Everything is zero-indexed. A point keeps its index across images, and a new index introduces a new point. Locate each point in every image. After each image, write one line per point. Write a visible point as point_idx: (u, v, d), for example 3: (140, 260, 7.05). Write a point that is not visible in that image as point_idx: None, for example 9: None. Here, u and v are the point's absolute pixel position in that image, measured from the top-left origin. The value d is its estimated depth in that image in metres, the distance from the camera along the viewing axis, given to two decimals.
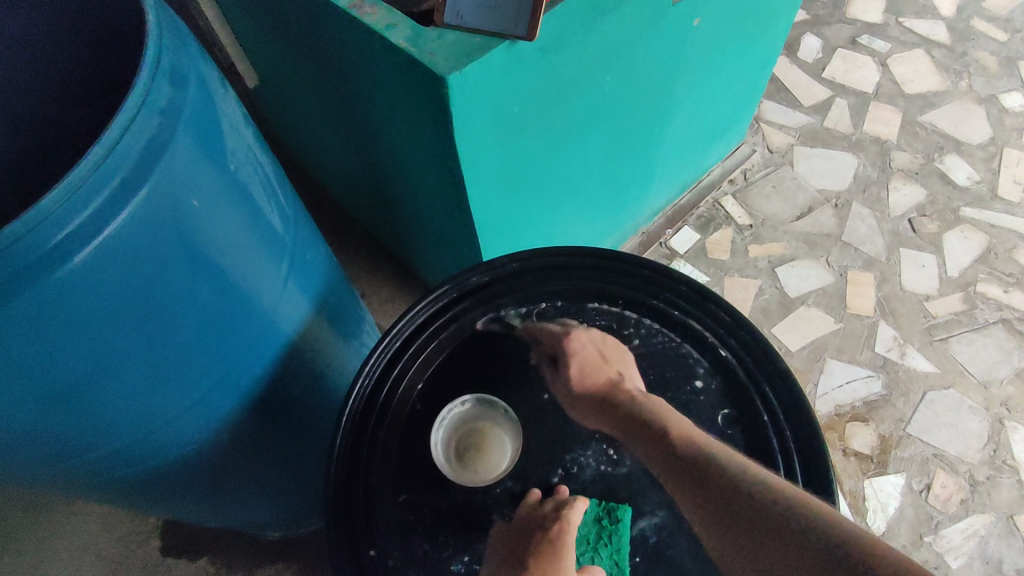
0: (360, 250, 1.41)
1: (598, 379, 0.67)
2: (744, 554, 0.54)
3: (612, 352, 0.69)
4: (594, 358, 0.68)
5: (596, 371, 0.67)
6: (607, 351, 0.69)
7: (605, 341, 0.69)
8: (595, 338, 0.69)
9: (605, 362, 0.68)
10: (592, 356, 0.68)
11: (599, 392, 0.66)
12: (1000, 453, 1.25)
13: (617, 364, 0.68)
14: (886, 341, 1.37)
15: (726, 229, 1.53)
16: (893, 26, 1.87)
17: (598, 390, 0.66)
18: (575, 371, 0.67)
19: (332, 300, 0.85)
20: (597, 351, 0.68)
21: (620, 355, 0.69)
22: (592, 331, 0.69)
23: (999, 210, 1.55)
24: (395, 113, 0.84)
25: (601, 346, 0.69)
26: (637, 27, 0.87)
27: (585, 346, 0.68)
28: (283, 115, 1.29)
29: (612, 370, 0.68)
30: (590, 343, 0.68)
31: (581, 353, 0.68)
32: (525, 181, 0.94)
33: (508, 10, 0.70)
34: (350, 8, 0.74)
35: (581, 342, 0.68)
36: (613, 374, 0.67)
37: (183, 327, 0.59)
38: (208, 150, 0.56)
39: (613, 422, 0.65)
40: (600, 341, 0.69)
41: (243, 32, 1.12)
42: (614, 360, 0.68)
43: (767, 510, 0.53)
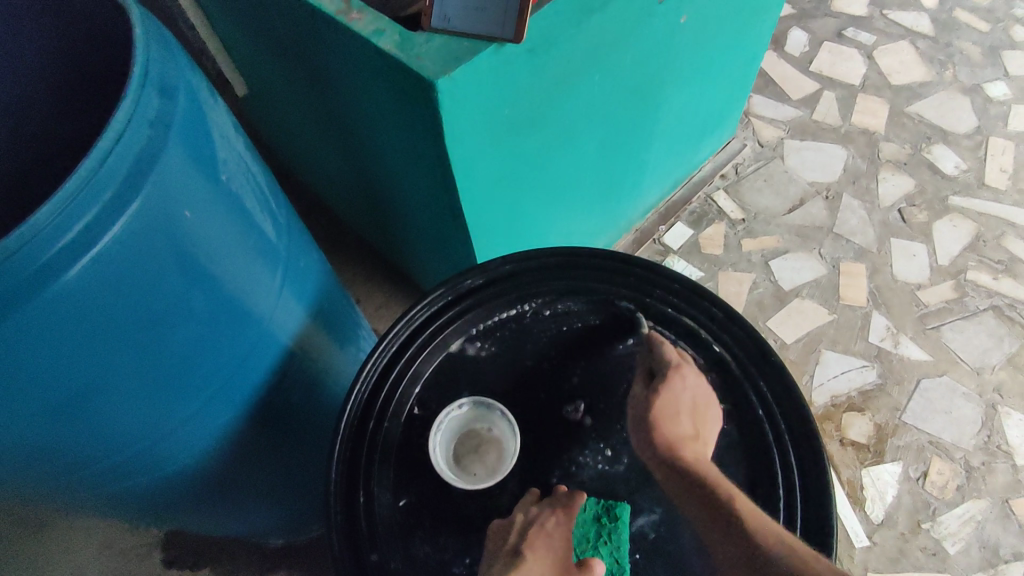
0: (354, 255, 1.41)
1: (675, 426, 0.63)
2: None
3: (702, 412, 0.64)
4: (686, 405, 0.64)
5: (676, 417, 0.63)
6: (699, 406, 0.65)
7: (702, 394, 0.65)
8: (695, 389, 0.65)
9: (693, 414, 0.64)
10: (684, 404, 0.64)
11: (677, 430, 0.63)
12: (994, 438, 1.26)
13: (698, 425, 0.64)
14: (880, 331, 1.38)
15: (718, 224, 1.54)
16: (877, 18, 1.89)
17: (671, 433, 0.62)
18: (665, 401, 0.64)
19: (327, 306, 0.85)
20: (692, 397, 0.65)
21: (702, 419, 0.64)
22: (699, 380, 0.66)
23: (987, 198, 1.56)
24: (385, 117, 0.84)
25: (695, 398, 0.65)
26: (623, 27, 0.87)
27: (685, 391, 0.64)
28: (273, 122, 1.29)
29: (692, 426, 0.63)
30: (690, 390, 0.65)
31: (683, 394, 0.64)
32: (517, 183, 0.95)
33: (494, 13, 0.70)
34: (338, 14, 0.74)
35: (684, 383, 0.64)
36: (691, 428, 0.63)
37: (180, 338, 0.59)
38: (199, 161, 0.56)
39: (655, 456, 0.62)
40: (699, 394, 0.65)
41: (231, 40, 1.12)
42: (699, 419, 0.64)
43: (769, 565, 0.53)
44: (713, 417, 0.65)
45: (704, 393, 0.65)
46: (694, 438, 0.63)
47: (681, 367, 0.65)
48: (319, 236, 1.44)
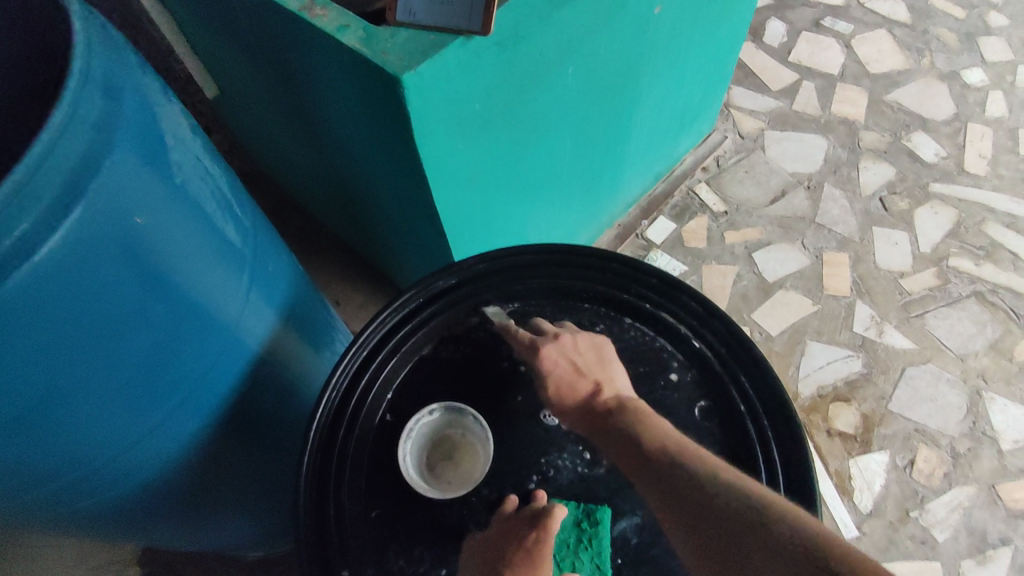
0: (332, 258, 1.38)
1: (577, 398, 0.65)
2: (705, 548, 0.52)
3: (587, 359, 0.66)
4: (569, 373, 0.65)
5: (570, 385, 0.65)
6: (582, 364, 0.66)
7: (578, 350, 0.66)
8: (567, 351, 0.66)
9: (580, 374, 0.65)
10: (566, 371, 0.65)
11: (575, 402, 0.65)
12: (979, 424, 1.26)
13: (594, 373, 0.65)
14: (864, 320, 1.38)
15: (701, 217, 1.52)
16: (854, 7, 1.89)
17: (574, 406, 0.65)
18: (552, 389, 0.65)
19: (299, 311, 0.83)
20: (570, 362, 0.66)
21: (600, 362, 0.66)
22: (562, 338, 0.67)
23: (966, 184, 1.56)
24: (353, 114, 0.81)
25: (575, 358, 0.66)
26: (596, 18, 0.86)
27: (557, 362, 0.66)
28: (244, 124, 1.26)
29: (586, 380, 0.65)
30: (561, 356, 0.66)
31: (555, 369, 0.66)
32: (492, 180, 0.93)
33: (461, 5, 0.68)
34: (299, 11, 0.72)
35: (551, 360, 0.66)
36: (588, 385, 0.65)
37: (137, 349, 0.56)
38: (150, 163, 0.54)
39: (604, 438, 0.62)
40: (574, 346, 0.66)
41: (196, 40, 1.09)
42: (591, 369, 0.65)
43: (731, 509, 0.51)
44: (601, 352, 0.67)
45: (580, 340, 0.67)
46: (597, 392, 0.64)
47: (538, 346, 0.66)
48: (296, 240, 1.41)
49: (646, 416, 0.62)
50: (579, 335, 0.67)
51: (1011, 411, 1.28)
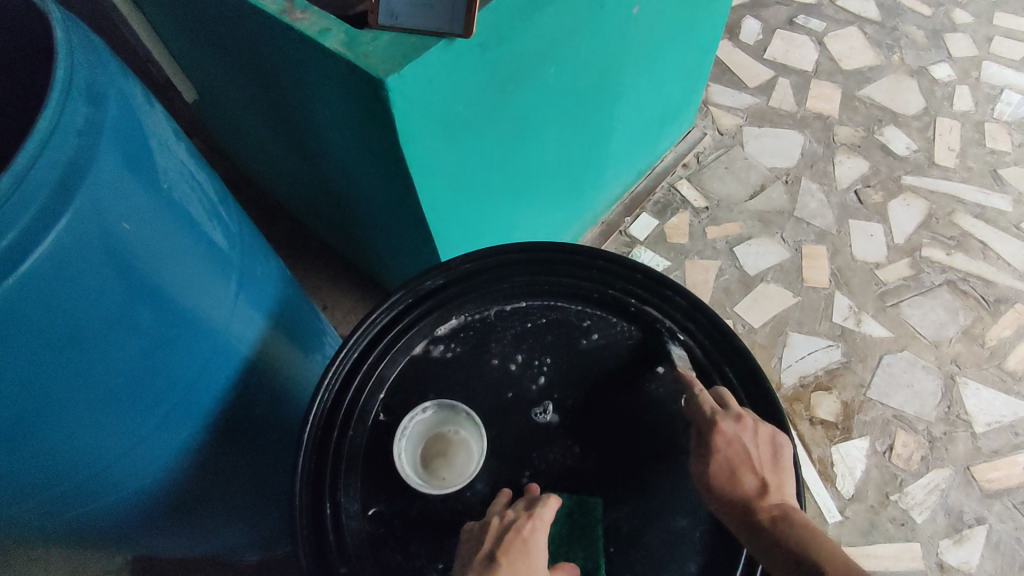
0: (318, 262, 1.38)
1: (741, 491, 0.60)
2: None
3: (766, 456, 0.61)
4: (739, 462, 0.61)
5: (736, 476, 0.60)
6: (756, 458, 0.60)
7: (759, 444, 0.61)
8: (745, 440, 0.61)
9: (751, 468, 0.60)
10: (738, 459, 0.61)
11: (737, 493, 0.60)
12: (953, 409, 1.30)
13: (763, 472, 0.60)
14: (842, 311, 1.41)
15: (682, 213, 1.55)
16: (826, 5, 1.93)
17: (738, 496, 0.60)
18: (720, 471, 0.61)
19: (288, 315, 0.83)
20: (745, 448, 0.61)
21: (773, 461, 0.61)
22: (744, 425, 0.62)
23: (936, 176, 1.61)
24: (337, 118, 0.82)
25: (751, 450, 0.61)
26: (574, 19, 0.87)
27: (732, 447, 0.61)
28: (226, 129, 1.26)
29: (755, 476, 0.60)
30: (737, 442, 0.61)
31: (728, 451, 0.61)
32: (477, 179, 0.94)
33: (442, 8, 0.69)
34: (281, 14, 0.72)
35: (727, 443, 0.61)
36: (756, 481, 0.60)
37: (128, 356, 0.56)
38: (136, 170, 0.54)
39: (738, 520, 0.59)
40: (755, 441, 0.61)
41: (175, 46, 1.08)
42: (763, 467, 0.60)
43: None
44: (782, 454, 0.61)
45: (760, 433, 0.62)
46: (765, 490, 0.59)
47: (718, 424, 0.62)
48: (281, 243, 1.41)
49: (819, 532, 0.56)
50: (762, 430, 0.62)
51: (983, 395, 1.32)
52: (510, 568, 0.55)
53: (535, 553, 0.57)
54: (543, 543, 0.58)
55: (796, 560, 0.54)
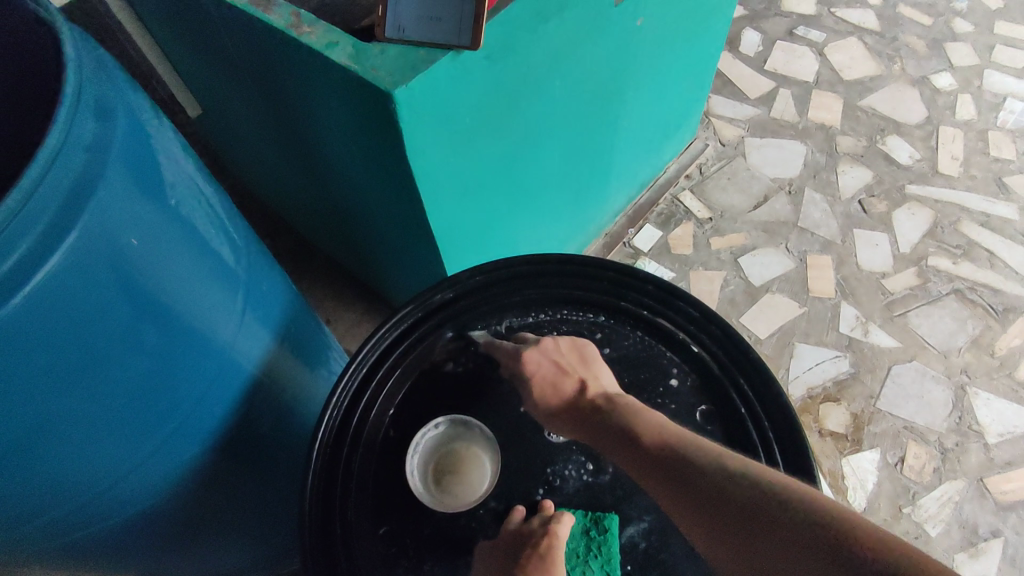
0: (322, 277, 1.38)
1: (562, 397, 0.65)
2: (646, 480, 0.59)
3: (572, 357, 0.67)
4: (552, 374, 0.66)
5: (555, 386, 0.66)
6: (563, 361, 0.67)
7: (560, 349, 0.67)
8: (549, 351, 0.67)
9: (564, 374, 0.66)
10: (551, 371, 0.66)
11: (561, 403, 0.65)
12: (965, 419, 1.29)
13: (577, 371, 0.66)
14: (850, 321, 1.40)
15: (686, 224, 1.55)
16: (826, 17, 1.95)
17: (562, 405, 0.65)
18: (539, 390, 0.66)
19: (295, 330, 0.82)
20: (554, 360, 0.67)
21: (581, 361, 0.67)
22: (555, 340, 0.68)
23: (941, 185, 1.61)
24: (344, 131, 0.81)
25: (556, 356, 0.67)
26: (580, 32, 0.87)
27: (541, 363, 0.66)
28: (229, 143, 1.26)
29: (571, 378, 0.66)
30: (544, 357, 0.67)
31: (539, 369, 0.66)
32: (483, 192, 0.93)
33: (450, 21, 0.69)
34: (288, 28, 0.72)
35: (535, 362, 0.66)
36: (573, 384, 0.66)
37: (134, 373, 0.55)
38: (144, 185, 0.53)
39: (575, 427, 0.64)
40: (555, 349, 0.67)
41: (180, 62, 1.09)
42: (574, 368, 0.66)
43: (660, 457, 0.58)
44: (585, 351, 0.68)
45: (560, 342, 0.68)
46: (584, 389, 0.65)
47: (522, 350, 0.67)
48: (285, 257, 1.41)
49: (642, 414, 0.62)
50: (563, 338, 0.68)
51: (994, 405, 1.30)
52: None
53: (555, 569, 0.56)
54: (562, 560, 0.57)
55: (626, 442, 0.61)
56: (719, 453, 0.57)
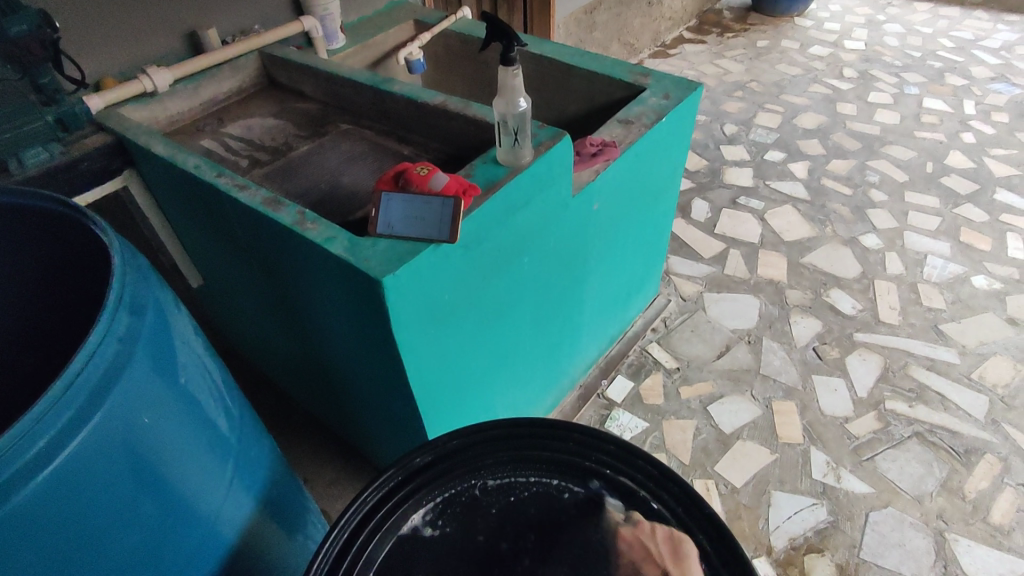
0: (303, 436, 1.41)
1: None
2: None
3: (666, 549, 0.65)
4: (641, 559, 0.65)
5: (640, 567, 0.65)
6: (654, 549, 0.66)
7: (654, 536, 0.67)
8: (642, 535, 0.67)
9: (653, 561, 0.65)
10: (641, 554, 0.66)
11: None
12: (950, 568, 1.27)
13: (667, 562, 0.64)
14: (821, 466, 1.44)
15: (655, 374, 1.64)
16: (762, 188, 2.25)
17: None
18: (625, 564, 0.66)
19: (276, 495, 0.85)
20: (644, 546, 0.66)
21: (673, 555, 0.65)
22: (643, 525, 0.68)
23: (885, 333, 1.75)
24: (335, 308, 0.91)
25: (649, 543, 0.66)
26: (542, 220, 1.02)
27: (631, 545, 0.67)
28: (225, 311, 1.36)
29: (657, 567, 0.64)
30: (635, 540, 0.67)
31: (629, 549, 0.66)
32: (461, 357, 1.02)
33: (432, 220, 0.83)
34: (293, 225, 0.86)
35: (629, 543, 0.67)
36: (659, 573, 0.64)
37: (125, 547, 0.58)
38: (162, 369, 0.61)
39: None
40: (652, 535, 0.67)
41: (190, 243, 1.22)
42: (664, 558, 0.65)
43: None
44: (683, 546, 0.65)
45: (658, 532, 0.67)
46: None
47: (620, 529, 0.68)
48: (267, 417, 1.44)
49: None
50: (660, 528, 0.67)
51: (976, 552, 1.30)
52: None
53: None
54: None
55: None
56: None
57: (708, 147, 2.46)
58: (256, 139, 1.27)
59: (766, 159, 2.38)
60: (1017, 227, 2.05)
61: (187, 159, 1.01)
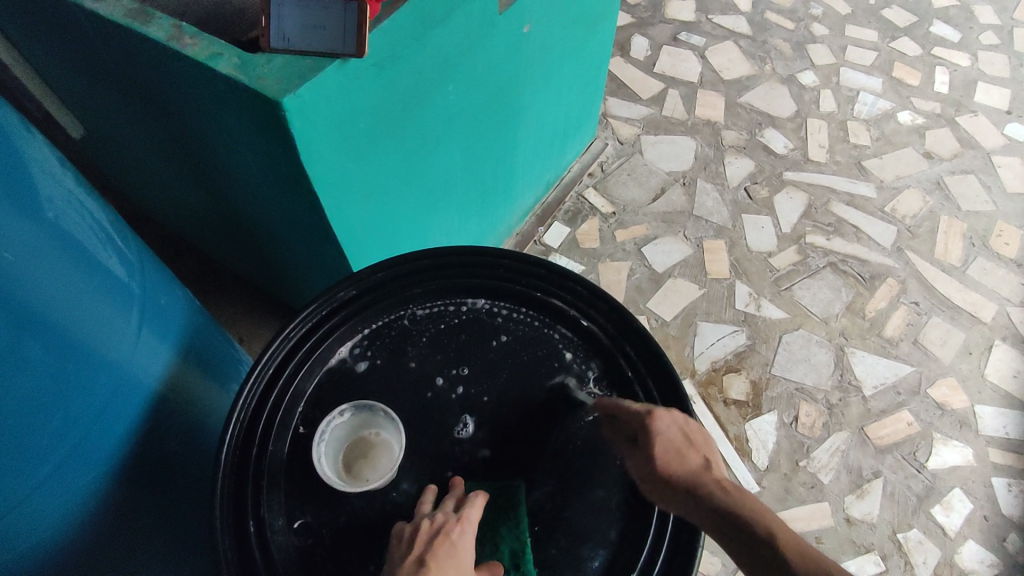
0: (231, 294, 1.35)
1: (681, 466, 0.57)
2: (728, 538, 0.52)
3: (699, 434, 0.59)
4: (678, 442, 0.58)
5: (678, 454, 0.58)
6: (693, 435, 0.59)
7: (691, 424, 0.60)
8: (678, 420, 0.60)
9: (691, 446, 0.58)
10: (677, 440, 0.58)
11: (678, 472, 0.57)
12: (846, 376, 1.42)
13: (703, 449, 0.58)
14: (743, 298, 1.53)
15: (592, 219, 1.64)
16: (704, 23, 2.12)
17: (673, 469, 0.57)
18: (659, 454, 0.57)
19: (197, 345, 0.81)
20: (683, 433, 0.59)
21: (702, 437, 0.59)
22: (675, 412, 0.60)
23: (813, 171, 1.78)
24: (237, 142, 0.81)
25: (686, 428, 0.59)
26: (468, 39, 0.92)
27: (669, 428, 0.59)
28: (118, 165, 1.22)
29: (696, 453, 0.58)
30: (673, 424, 0.59)
31: (667, 434, 0.58)
32: (388, 195, 0.96)
33: (334, 29, 0.71)
34: (168, 40, 0.72)
35: (665, 423, 0.59)
36: (698, 458, 0.57)
37: (20, 394, 0.54)
38: (16, 199, 0.53)
39: (686, 504, 0.55)
40: (684, 422, 0.60)
41: (57, 82, 1.04)
42: (700, 444, 0.58)
43: (753, 531, 0.51)
44: (706, 432, 0.61)
45: (688, 419, 0.60)
46: (709, 468, 0.57)
47: (653, 408, 0.60)
48: (190, 279, 1.37)
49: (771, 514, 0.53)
50: (690, 416, 0.61)
51: (869, 361, 1.45)
52: (440, 573, 0.52)
53: (465, 555, 0.54)
54: (473, 543, 0.56)
55: (725, 512, 0.53)
56: (805, 544, 0.50)
57: None
58: None
59: None
60: (946, 61, 2.06)
61: None
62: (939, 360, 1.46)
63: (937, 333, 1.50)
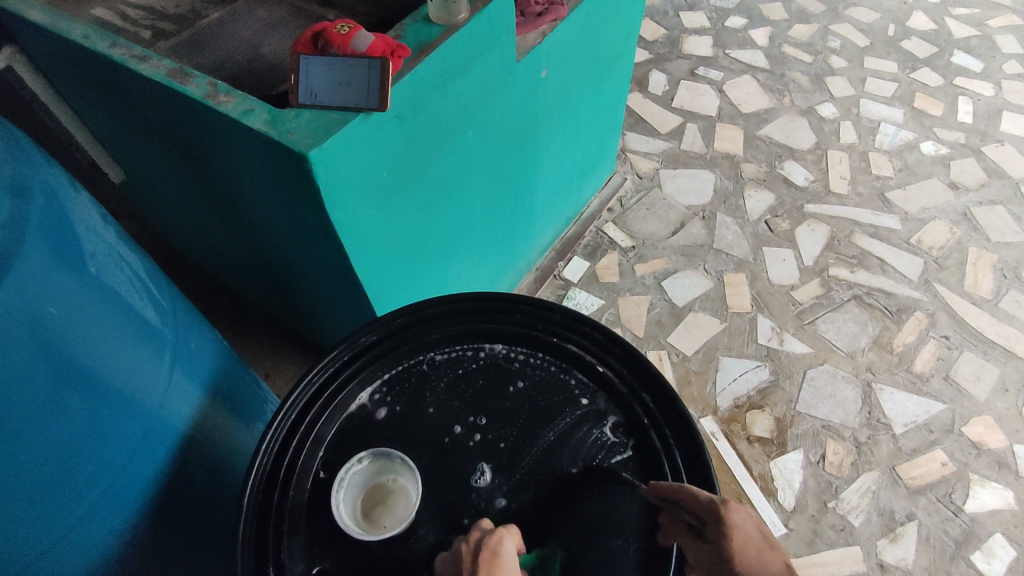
0: (258, 331, 1.38)
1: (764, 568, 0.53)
2: None
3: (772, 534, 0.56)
4: (756, 541, 0.55)
5: (760, 554, 0.54)
6: (768, 535, 0.56)
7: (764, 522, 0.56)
8: (753, 515, 0.56)
9: (770, 546, 0.55)
10: (756, 537, 0.55)
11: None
12: (874, 414, 1.39)
13: (780, 551, 0.55)
14: (766, 332, 1.51)
15: (611, 254, 1.65)
16: (722, 57, 2.15)
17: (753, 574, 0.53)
18: (738, 551, 0.54)
19: (225, 385, 0.84)
20: (758, 529, 0.55)
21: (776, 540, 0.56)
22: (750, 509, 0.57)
23: (834, 203, 1.77)
24: (266, 191, 0.85)
25: (761, 526, 0.56)
26: (486, 87, 0.95)
27: (747, 522, 0.55)
28: (155, 208, 1.28)
29: (777, 555, 0.54)
30: (749, 520, 0.56)
31: (743, 530, 0.55)
32: (409, 238, 0.99)
33: (358, 85, 0.75)
34: (204, 98, 0.77)
35: (741, 516, 0.55)
36: (779, 560, 0.54)
37: (58, 440, 0.57)
38: (63, 257, 0.56)
39: None
40: (757, 520, 0.56)
41: (102, 132, 1.10)
42: (778, 544, 0.55)
43: None
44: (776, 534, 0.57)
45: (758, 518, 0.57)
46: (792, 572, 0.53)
47: (726, 501, 0.56)
48: (220, 316, 1.41)
49: None
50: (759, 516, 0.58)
51: (898, 398, 1.41)
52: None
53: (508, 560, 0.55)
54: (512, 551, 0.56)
55: None
56: None
57: (667, 14, 2.32)
58: (158, 7, 1.13)
59: (727, 26, 2.27)
60: (969, 91, 2.05)
61: (74, 28, 0.88)
62: (972, 397, 1.42)
63: (969, 368, 1.46)
